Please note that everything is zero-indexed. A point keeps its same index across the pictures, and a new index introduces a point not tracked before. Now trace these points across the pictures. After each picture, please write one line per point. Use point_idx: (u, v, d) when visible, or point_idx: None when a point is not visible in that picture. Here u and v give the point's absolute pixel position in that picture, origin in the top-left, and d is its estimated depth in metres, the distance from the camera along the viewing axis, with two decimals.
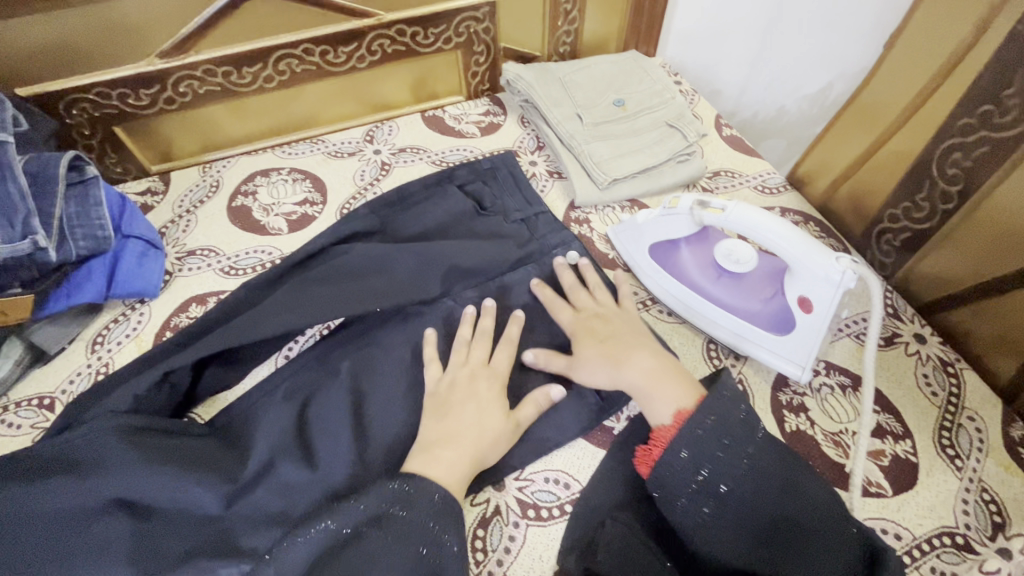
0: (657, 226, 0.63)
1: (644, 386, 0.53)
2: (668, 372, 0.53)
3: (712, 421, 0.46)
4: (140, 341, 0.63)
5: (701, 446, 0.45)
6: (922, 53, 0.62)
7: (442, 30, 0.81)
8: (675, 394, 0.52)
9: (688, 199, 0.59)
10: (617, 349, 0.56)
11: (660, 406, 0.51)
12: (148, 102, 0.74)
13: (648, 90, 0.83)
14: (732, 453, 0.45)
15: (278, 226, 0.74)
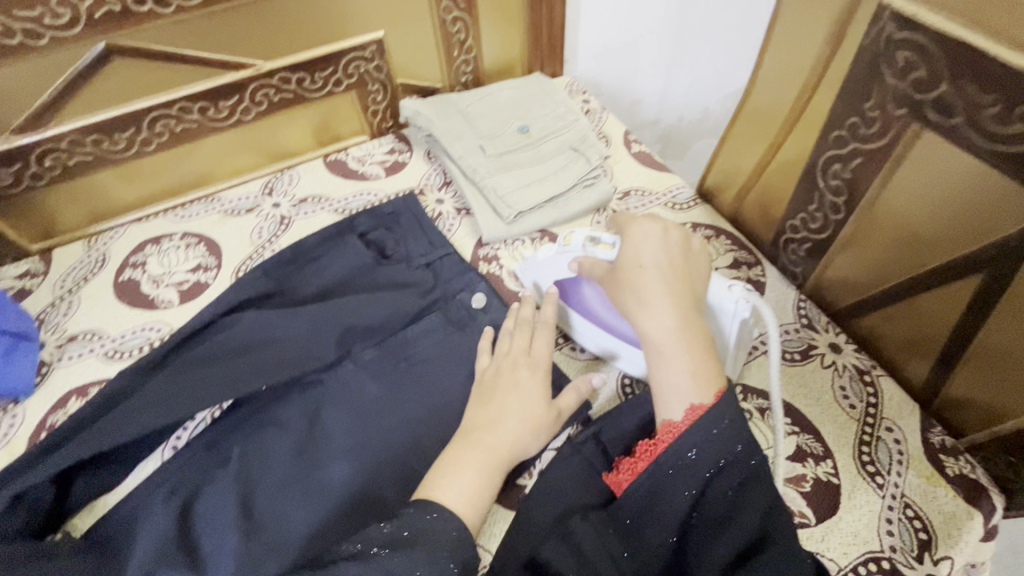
0: (553, 265, 0.60)
1: (665, 347, 0.48)
2: (695, 344, 0.48)
3: (716, 432, 0.43)
4: (12, 448, 0.57)
5: (702, 454, 0.43)
6: (789, 50, 0.61)
7: (329, 73, 0.78)
8: (696, 371, 0.47)
9: (580, 236, 0.58)
10: (659, 292, 0.50)
11: (682, 382, 0.47)
12: (13, 180, 0.69)
13: (553, 114, 0.81)
14: (728, 465, 0.43)
15: (168, 298, 0.69)
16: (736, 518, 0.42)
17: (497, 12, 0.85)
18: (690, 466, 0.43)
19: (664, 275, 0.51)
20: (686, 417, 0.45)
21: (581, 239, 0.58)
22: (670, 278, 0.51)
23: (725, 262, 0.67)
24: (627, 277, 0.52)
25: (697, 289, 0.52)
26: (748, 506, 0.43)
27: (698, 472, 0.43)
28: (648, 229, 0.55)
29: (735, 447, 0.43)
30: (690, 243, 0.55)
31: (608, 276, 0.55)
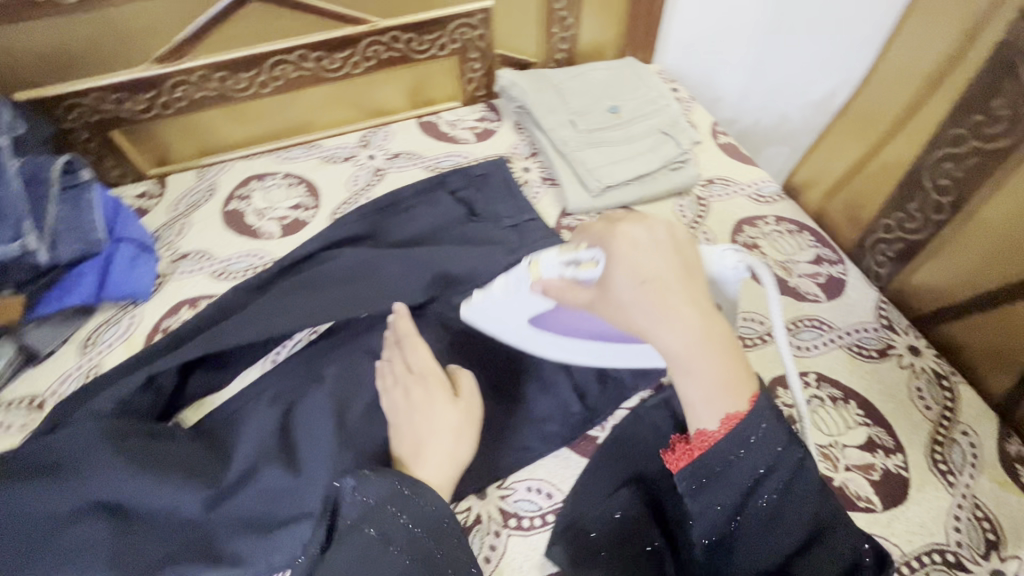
0: (519, 300, 0.53)
1: (687, 363, 0.41)
2: (718, 348, 0.41)
3: (754, 442, 0.40)
4: (131, 343, 0.63)
5: (741, 465, 0.40)
6: (922, 51, 0.61)
7: (436, 37, 0.81)
8: (723, 378, 0.41)
9: (551, 262, 0.50)
10: (667, 307, 0.42)
11: (711, 397, 0.41)
12: (145, 106, 0.75)
13: (644, 97, 0.83)
14: (771, 473, 0.40)
15: (270, 230, 0.74)
16: (777, 519, 0.40)
17: None
18: (728, 479, 0.40)
19: (667, 286, 0.42)
20: (721, 428, 0.40)
21: (553, 264, 0.50)
22: (673, 285, 0.43)
23: (806, 257, 0.68)
24: (625, 298, 0.44)
25: (695, 288, 0.43)
26: (792, 509, 0.40)
27: (739, 480, 0.40)
28: (635, 233, 0.45)
29: (772, 456, 0.40)
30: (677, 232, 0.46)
31: (599, 294, 0.46)
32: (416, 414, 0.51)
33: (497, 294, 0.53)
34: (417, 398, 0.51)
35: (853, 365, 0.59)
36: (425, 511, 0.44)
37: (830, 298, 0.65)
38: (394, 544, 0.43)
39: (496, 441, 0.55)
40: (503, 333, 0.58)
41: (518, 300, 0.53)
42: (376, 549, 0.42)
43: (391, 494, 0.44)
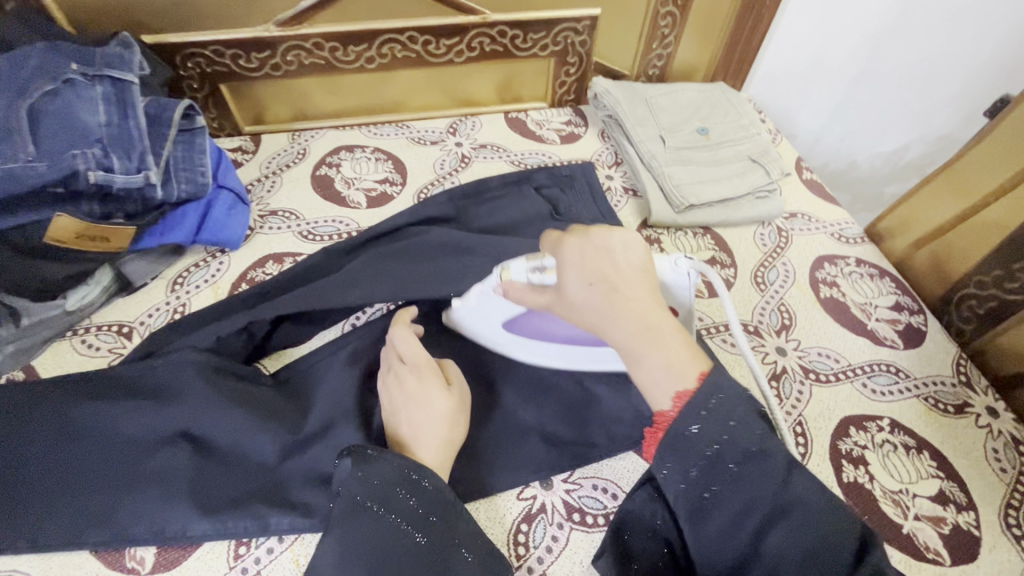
0: (490, 305, 0.54)
1: (638, 352, 0.42)
2: (666, 332, 0.42)
3: (710, 412, 0.38)
4: (217, 288, 0.65)
5: (698, 436, 0.37)
6: None
7: (541, 37, 0.83)
8: (670, 359, 0.40)
9: (519, 268, 0.50)
10: (613, 303, 0.43)
11: (660, 379, 0.40)
12: (256, 65, 0.78)
13: (734, 123, 0.83)
14: (729, 448, 0.37)
15: (357, 200, 0.76)
16: (736, 501, 0.37)
17: (704, 15, 0.88)
18: (686, 454, 0.38)
19: (614, 285, 0.44)
20: (674, 406, 0.39)
21: (521, 271, 0.50)
22: (620, 284, 0.44)
23: (886, 302, 0.68)
24: (576, 300, 0.45)
25: (641, 284, 0.45)
26: (750, 488, 0.36)
27: (697, 454, 0.37)
28: (587, 243, 0.46)
29: (726, 426, 0.37)
30: (627, 238, 0.47)
31: (555, 296, 0.47)
32: (411, 403, 0.51)
33: (470, 305, 0.56)
34: (410, 386, 0.52)
35: (929, 417, 0.58)
36: (425, 488, 0.45)
37: (910, 347, 0.64)
38: (409, 523, 0.43)
39: (567, 436, 0.55)
40: (479, 334, 0.59)
41: (488, 300, 0.54)
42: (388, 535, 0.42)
43: (406, 479, 0.45)
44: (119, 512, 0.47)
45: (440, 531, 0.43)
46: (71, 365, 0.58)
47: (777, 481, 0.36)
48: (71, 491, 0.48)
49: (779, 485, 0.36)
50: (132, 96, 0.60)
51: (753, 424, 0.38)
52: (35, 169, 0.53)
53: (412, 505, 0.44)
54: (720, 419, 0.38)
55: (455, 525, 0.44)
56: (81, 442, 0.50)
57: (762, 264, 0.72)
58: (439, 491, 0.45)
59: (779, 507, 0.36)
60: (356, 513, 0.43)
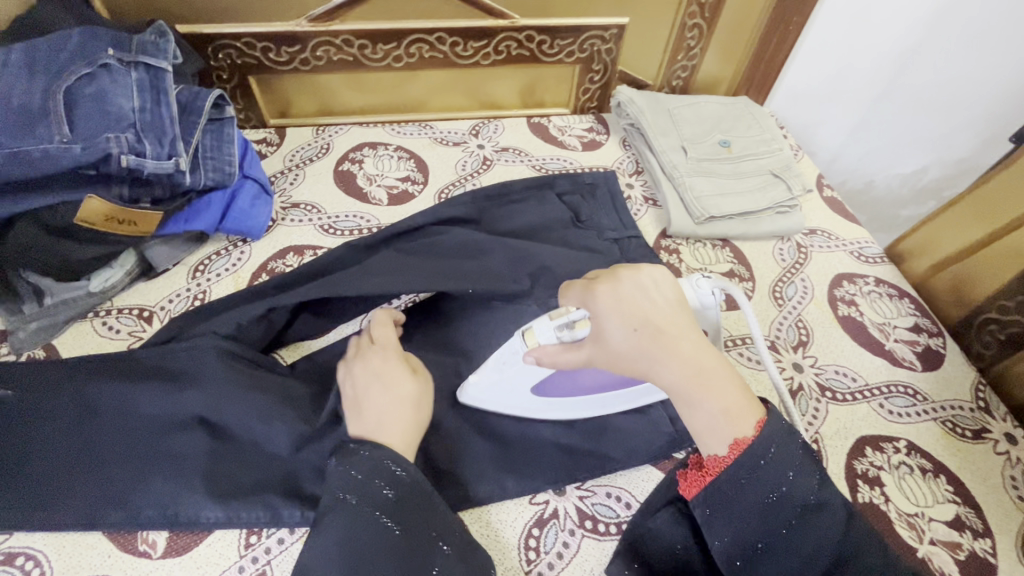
0: (517, 368, 0.52)
1: (693, 398, 0.41)
2: (718, 375, 0.41)
3: (766, 463, 0.38)
4: (238, 278, 0.66)
5: (757, 487, 0.38)
6: None
7: (568, 43, 0.83)
8: (727, 406, 0.40)
9: (545, 328, 0.49)
10: (662, 349, 0.42)
11: (718, 427, 0.40)
12: (286, 59, 0.79)
13: (756, 138, 0.83)
14: (787, 501, 0.38)
15: (379, 197, 0.77)
16: (795, 554, 0.37)
17: (731, 28, 0.88)
18: (744, 504, 0.38)
19: (659, 328, 0.42)
20: (731, 453, 0.39)
21: (546, 330, 0.49)
22: (664, 328, 0.43)
23: (904, 323, 0.68)
24: (619, 348, 0.43)
25: (684, 326, 0.43)
26: (808, 542, 0.37)
27: (747, 504, 0.38)
28: (624, 286, 0.44)
29: (787, 478, 0.38)
30: (659, 277, 0.45)
31: (595, 346, 0.45)
32: (374, 385, 0.51)
33: (493, 373, 0.53)
34: (374, 365, 0.53)
35: (947, 441, 0.58)
36: (396, 476, 0.44)
37: (927, 370, 0.64)
38: (387, 517, 0.42)
39: (582, 443, 0.55)
40: (506, 409, 0.55)
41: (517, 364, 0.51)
42: (365, 520, 0.42)
43: (379, 469, 0.44)
44: (133, 494, 0.48)
45: (416, 521, 0.43)
46: (91, 346, 0.59)
47: (836, 533, 0.37)
48: (87, 471, 0.48)
49: (837, 540, 0.37)
50: (165, 83, 0.60)
51: (813, 478, 0.38)
52: (71, 152, 0.53)
53: (388, 496, 0.43)
54: (774, 475, 0.38)
55: (432, 517, 0.44)
56: (101, 422, 0.50)
57: (781, 279, 0.72)
58: (414, 482, 0.45)
59: (838, 561, 0.36)
60: (334, 509, 0.43)
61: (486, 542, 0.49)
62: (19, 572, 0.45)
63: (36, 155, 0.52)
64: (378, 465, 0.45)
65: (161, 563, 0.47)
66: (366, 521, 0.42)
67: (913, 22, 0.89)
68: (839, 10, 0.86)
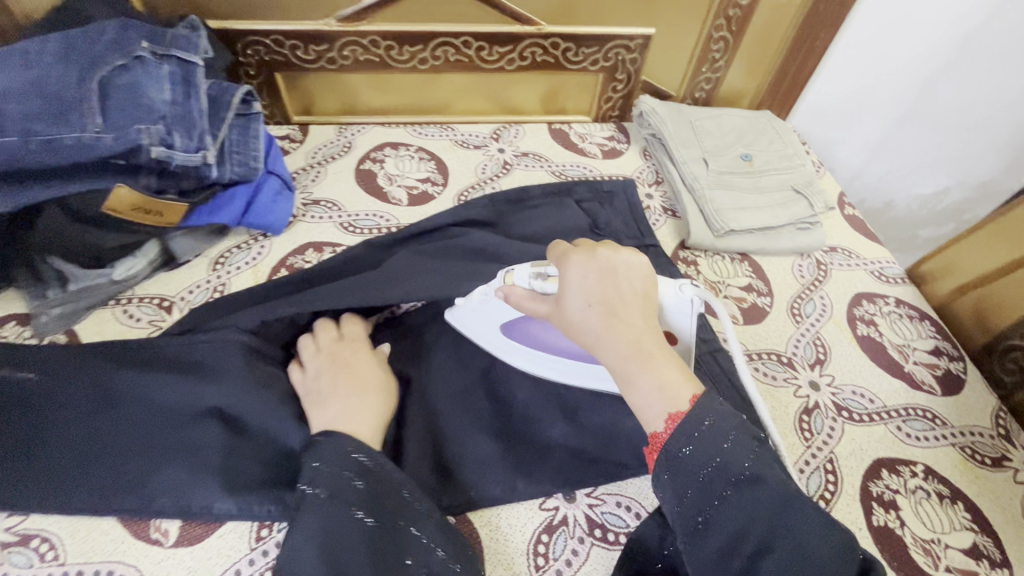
0: (494, 308, 0.54)
1: (630, 369, 0.43)
2: (659, 355, 0.43)
3: (701, 434, 0.40)
4: (257, 272, 0.66)
5: (694, 458, 0.40)
6: None
7: (593, 51, 0.84)
8: (664, 382, 0.42)
9: (523, 272, 0.50)
10: (610, 320, 0.45)
11: (650, 399, 0.42)
12: (313, 58, 0.79)
13: (778, 152, 0.83)
14: (724, 472, 0.39)
15: (399, 197, 0.77)
16: (734, 523, 0.38)
17: (757, 42, 0.88)
18: (682, 473, 0.40)
19: (613, 305, 0.45)
20: (666, 427, 0.41)
21: (524, 275, 0.50)
22: (619, 306, 0.45)
23: (924, 345, 0.67)
24: (572, 315, 0.46)
25: (641, 308, 0.46)
26: (744, 512, 0.38)
27: (692, 474, 0.39)
28: (587, 261, 0.47)
29: (721, 449, 0.40)
30: (626, 259, 0.47)
31: (552, 310, 0.48)
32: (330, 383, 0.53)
33: (476, 301, 0.55)
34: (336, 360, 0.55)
35: (965, 467, 0.57)
36: (361, 463, 0.45)
37: (947, 394, 0.63)
38: (358, 507, 0.43)
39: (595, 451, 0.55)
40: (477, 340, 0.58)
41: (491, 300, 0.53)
42: (335, 509, 0.42)
43: (344, 459, 0.45)
44: (147, 482, 0.48)
45: (387, 513, 0.44)
46: (112, 333, 0.59)
47: (776, 503, 0.38)
48: (103, 457, 0.48)
49: (771, 509, 0.38)
50: (196, 77, 0.61)
51: (748, 449, 0.40)
52: (102, 141, 0.55)
53: (359, 487, 0.44)
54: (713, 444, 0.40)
55: (402, 507, 0.44)
56: (118, 409, 0.50)
57: (799, 296, 0.71)
58: (384, 471, 0.46)
59: (769, 531, 0.37)
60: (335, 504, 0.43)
61: (495, 547, 0.49)
62: (34, 553, 0.46)
63: (67, 144, 0.53)
64: (338, 455, 0.45)
65: (173, 552, 0.47)
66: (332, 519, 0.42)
67: (941, 42, 0.88)
68: (868, 27, 0.86)
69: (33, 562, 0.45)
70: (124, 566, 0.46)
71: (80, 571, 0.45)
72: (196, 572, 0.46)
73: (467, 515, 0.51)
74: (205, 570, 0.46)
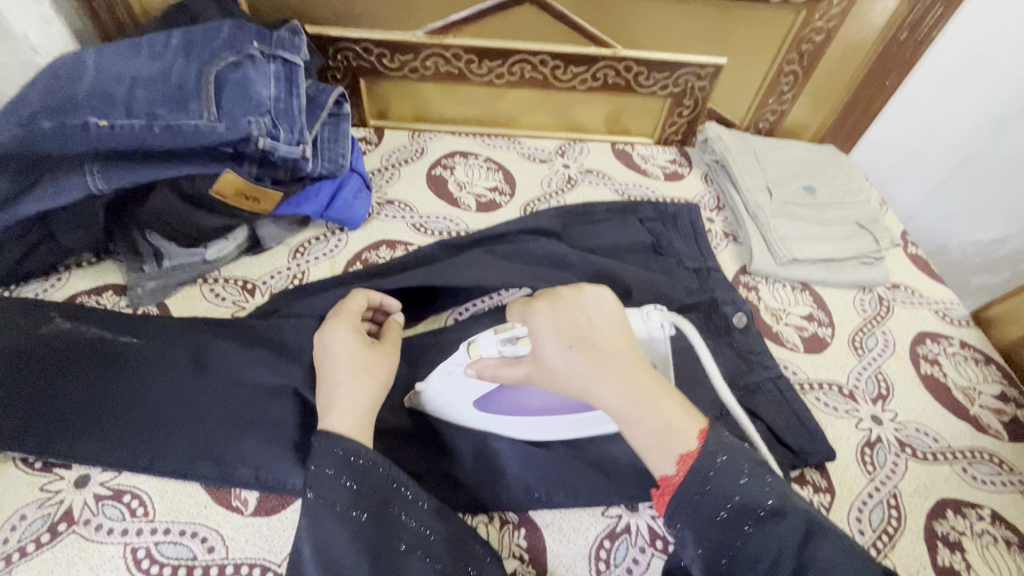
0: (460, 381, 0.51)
1: (629, 414, 0.42)
2: (657, 393, 0.43)
3: (715, 473, 0.40)
4: (334, 263, 0.69)
5: (709, 500, 0.40)
6: None
7: (664, 77, 0.86)
8: (667, 422, 0.42)
9: (488, 341, 0.48)
10: (598, 366, 0.43)
11: (655, 446, 0.41)
12: (397, 66, 0.84)
13: (841, 187, 0.84)
14: (741, 509, 0.39)
15: (468, 203, 0.80)
16: (759, 559, 0.38)
17: (826, 78, 0.90)
18: (698, 514, 0.40)
19: (595, 349, 0.44)
20: (679, 470, 0.41)
21: (489, 344, 0.48)
22: (602, 347, 0.44)
23: (990, 390, 0.66)
24: (553, 366, 0.45)
25: (620, 347, 0.45)
26: (765, 546, 0.38)
27: (711, 514, 0.40)
28: (555, 306, 0.46)
29: (738, 487, 0.40)
30: (592, 299, 0.47)
31: (532, 365, 0.46)
32: (328, 356, 0.52)
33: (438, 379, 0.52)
34: (327, 337, 0.53)
35: None
36: (354, 462, 0.44)
37: (1014, 441, 0.62)
38: (346, 505, 0.43)
39: None
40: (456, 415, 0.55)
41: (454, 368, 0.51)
42: (323, 511, 0.42)
43: (328, 456, 0.44)
44: (232, 452, 0.50)
45: (378, 503, 0.44)
46: (199, 309, 0.63)
47: (797, 536, 0.38)
48: (192, 423, 0.51)
49: (798, 543, 0.38)
50: (296, 76, 0.66)
51: (764, 485, 0.40)
52: (216, 129, 0.58)
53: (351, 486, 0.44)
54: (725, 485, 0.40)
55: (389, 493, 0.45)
56: (209, 380, 0.53)
57: (861, 330, 0.71)
58: (376, 466, 0.45)
59: (801, 563, 0.38)
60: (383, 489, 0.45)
61: (558, 548, 0.50)
62: (126, 508, 0.48)
63: (187, 129, 0.57)
64: (325, 454, 0.44)
65: (251, 520, 0.49)
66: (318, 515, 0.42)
67: (1011, 89, 0.88)
68: (935, 69, 0.87)
69: (125, 516, 0.48)
70: (207, 529, 0.48)
71: (167, 529, 0.48)
72: (272, 542, 0.48)
73: (530, 514, 0.52)
74: (281, 541, 0.48)
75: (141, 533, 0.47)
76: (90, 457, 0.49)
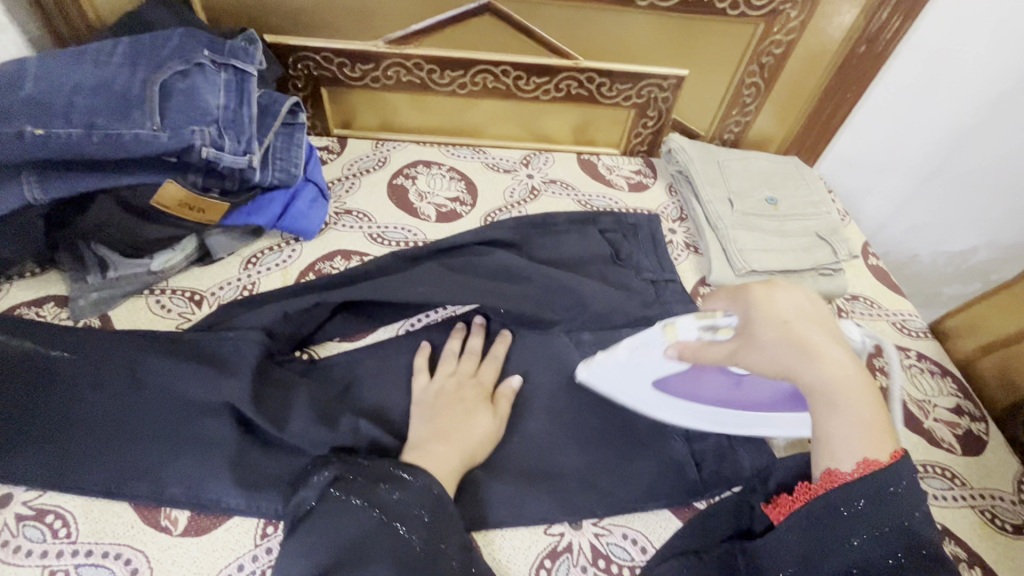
0: (649, 362, 0.52)
1: (830, 399, 0.43)
2: (867, 393, 0.44)
3: (886, 488, 0.41)
4: (286, 274, 0.68)
5: (828, 530, 0.42)
6: None
7: (627, 88, 0.86)
8: (870, 424, 0.43)
9: (689, 326, 0.49)
10: (812, 348, 0.44)
11: (847, 440, 0.43)
12: (358, 76, 0.83)
13: (804, 198, 0.84)
14: (889, 537, 0.41)
15: (428, 213, 0.79)
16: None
17: (787, 91, 0.91)
18: (832, 534, 0.42)
19: (808, 340, 0.45)
20: (857, 470, 0.42)
21: (689, 328, 0.49)
22: (815, 337, 0.45)
23: (946, 403, 0.66)
24: (764, 343, 0.45)
25: (837, 344, 0.45)
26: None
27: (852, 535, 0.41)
28: (782, 297, 0.47)
29: (901, 518, 0.41)
30: (816, 299, 0.48)
31: (741, 345, 0.47)
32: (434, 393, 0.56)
33: (624, 352, 0.53)
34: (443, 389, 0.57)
35: (983, 531, 0.56)
36: (415, 486, 0.47)
37: (968, 454, 0.62)
38: (386, 514, 0.45)
39: (603, 482, 0.55)
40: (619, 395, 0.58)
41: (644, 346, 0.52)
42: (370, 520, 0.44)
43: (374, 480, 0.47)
44: (162, 470, 0.49)
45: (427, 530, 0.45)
46: (142, 320, 0.62)
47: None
48: (121, 441, 0.50)
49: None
50: (249, 87, 0.65)
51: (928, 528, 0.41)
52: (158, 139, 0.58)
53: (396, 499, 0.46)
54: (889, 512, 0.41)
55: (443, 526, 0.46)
56: (143, 395, 0.52)
57: None
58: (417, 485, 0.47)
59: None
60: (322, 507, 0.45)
61: (496, 567, 0.49)
62: (47, 529, 0.47)
63: (127, 138, 0.57)
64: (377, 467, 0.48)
65: (180, 541, 0.47)
66: (367, 519, 0.44)
67: (971, 101, 0.89)
68: (899, 79, 0.87)
69: (46, 537, 0.46)
70: (131, 551, 0.46)
71: (90, 550, 0.46)
72: (200, 563, 0.46)
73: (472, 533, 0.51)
74: (209, 563, 0.46)
75: (61, 556, 0.46)
76: (13, 475, 0.48)
